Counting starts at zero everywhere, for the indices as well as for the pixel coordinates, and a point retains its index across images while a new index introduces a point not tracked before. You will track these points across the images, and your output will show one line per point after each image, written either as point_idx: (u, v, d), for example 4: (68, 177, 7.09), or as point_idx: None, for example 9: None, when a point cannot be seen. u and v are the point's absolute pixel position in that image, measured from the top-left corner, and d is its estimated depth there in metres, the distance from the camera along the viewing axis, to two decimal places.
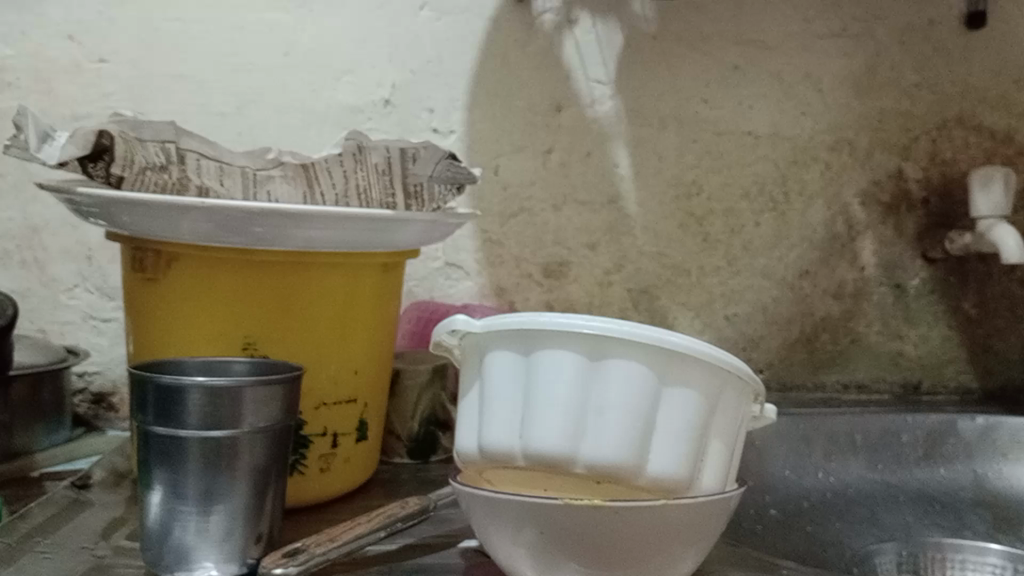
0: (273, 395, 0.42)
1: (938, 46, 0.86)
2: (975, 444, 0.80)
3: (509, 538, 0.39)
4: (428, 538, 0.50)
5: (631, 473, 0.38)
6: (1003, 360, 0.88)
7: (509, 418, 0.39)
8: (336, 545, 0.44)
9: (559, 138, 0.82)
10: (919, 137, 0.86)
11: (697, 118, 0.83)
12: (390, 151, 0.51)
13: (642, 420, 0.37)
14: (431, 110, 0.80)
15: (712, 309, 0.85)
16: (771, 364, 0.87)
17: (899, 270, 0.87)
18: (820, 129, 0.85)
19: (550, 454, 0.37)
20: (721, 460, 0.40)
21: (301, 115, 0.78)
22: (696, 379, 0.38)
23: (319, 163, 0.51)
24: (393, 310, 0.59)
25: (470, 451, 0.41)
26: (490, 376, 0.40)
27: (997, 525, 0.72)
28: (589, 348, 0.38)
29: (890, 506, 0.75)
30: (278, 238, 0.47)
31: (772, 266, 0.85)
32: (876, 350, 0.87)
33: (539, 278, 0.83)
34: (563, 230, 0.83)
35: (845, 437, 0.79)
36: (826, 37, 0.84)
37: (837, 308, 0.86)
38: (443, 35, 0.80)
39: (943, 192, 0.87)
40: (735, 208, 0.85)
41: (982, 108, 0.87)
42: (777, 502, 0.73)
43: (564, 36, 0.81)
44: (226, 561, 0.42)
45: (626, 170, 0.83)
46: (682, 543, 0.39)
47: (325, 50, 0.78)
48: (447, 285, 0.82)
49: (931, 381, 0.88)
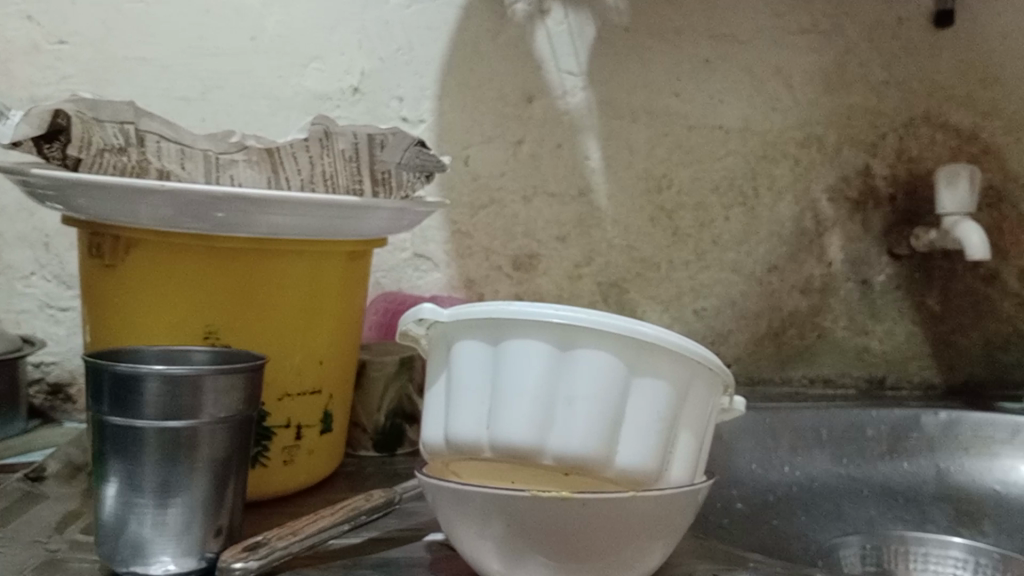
0: (235, 385, 0.41)
1: (906, 44, 0.86)
2: (938, 439, 0.80)
3: (475, 531, 0.38)
4: (393, 531, 0.49)
5: (600, 464, 0.37)
6: (965, 356, 0.89)
7: (476, 409, 0.38)
8: (299, 538, 0.43)
9: (530, 129, 0.81)
10: (886, 135, 0.87)
11: (668, 111, 0.83)
12: (358, 137, 0.50)
13: (612, 411, 0.37)
14: (400, 99, 0.79)
15: (681, 302, 0.85)
16: (739, 358, 0.87)
17: (865, 266, 0.87)
18: (789, 124, 0.85)
19: (518, 445, 0.37)
20: (690, 452, 0.40)
21: (267, 101, 0.77)
22: (667, 369, 0.38)
23: (283, 148, 0.49)
24: (360, 300, 0.58)
25: (437, 442, 0.40)
26: (457, 366, 0.40)
27: (959, 519, 0.73)
28: (559, 337, 0.37)
29: (854, 500, 0.75)
30: (242, 223, 0.46)
31: (741, 261, 0.86)
32: (842, 345, 0.88)
33: (509, 270, 0.82)
34: (533, 222, 0.82)
35: (811, 432, 0.80)
36: (797, 33, 0.85)
37: (804, 303, 0.87)
38: (413, 23, 0.79)
39: (909, 189, 0.88)
40: (705, 202, 0.85)
41: (948, 106, 0.88)
42: (744, 496, 0.74)
43: (535, 27, 0.80)
44: (183, 555, 0.41)
45: (598, 162, 0.83)
46: (650, 535, 0.38)
47: (293, 35, 0.77)
48: (415, 276, 0.81)
49: (895, 376, 0.89)
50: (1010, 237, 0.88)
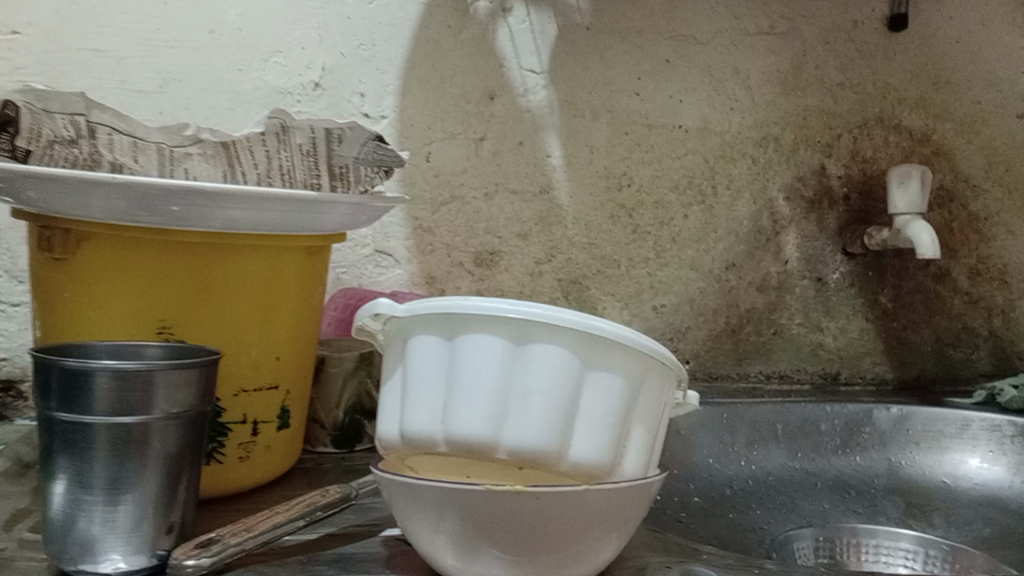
0: (187, 380, 0.40)
1: (861, 47, 0.88)
2: (890, 434, 0.82)
3: (429, 526, 0.39)
4: (349, 527, 0.49)
5: (554, 458, 0.37)
6: (917, 353, 0.91)
7: (431, 404, 0.38)
8: (253, 535, 0.42)
9: (492, 126, 0.81)
10: (842, 135, 0.89)
11: (629, 110, 0.84)
12: (315, 132, 0.50)
13: (565, 407, 0.37)
14: (361, 94, 0.79)
15: (641, 299, 0.86)
16: (697, 355, 0.88)
17: (820, 264, 0.89)
18: (747, 125, 0.87)
19: (473, 440, 0.37)
20: (643, 446, 0.40)
21: (227, 95, 0.76)
22: (620, 364, 0.39)
23: (239, 142, 0.49)
24: (318, 296, 0.58)
25: (392, 437, 0.40)
26: (413, 361, 0.40)
27: (909, 511, 0.74)
28: (514, 332, 0.38)
29: (808, 494, 0.77)
30: (197, 217, 0.46)
31: (699, 258, 0.87)
32: (798, 342, 0.90)
33: (470, 266, 0.82)
34: (494, 219, 0.82)
35: (767, 427, 0.81)
36: (755, 34, 0.86)
37: (761, 300, 0.88)
38: (375, 19, 0.79)
39: (863, 189, 0.90)
40: (665, 201, 0.86)
41: (901, 108, 0.90)
42: (702, 490, 0.75)
43: (498, 24, 0.81)
44: (134, 552, 0.40)
45: (559, 160, 0.83)
46: (603, 528, 0.39)
47: (252, 29, 0.76)
48: (377, 272, 0.80)
49: (848, 372, 0.91)
50: (960, 237, 0.90)
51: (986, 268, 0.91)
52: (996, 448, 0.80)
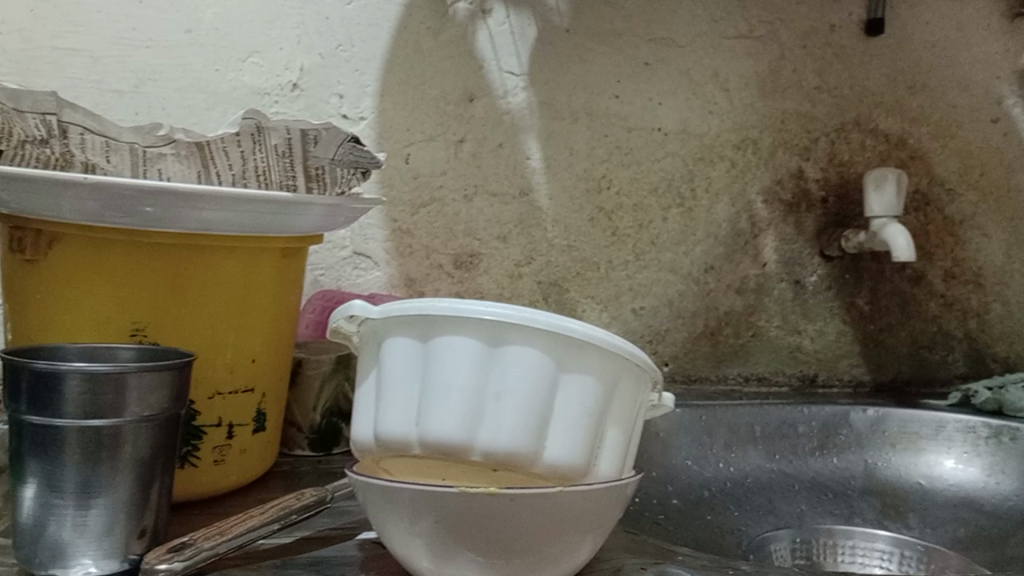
0: (161, 383, 0.40)
1: (838, 51, 0.89)
2: (866, 435, 0.83)
3: (404, 529, 0.38)
4: (325, 530, 0.49)
5: (528, 460, 0.37)
6: (893, 355, 0.92)
7: (405, 406, 0.38)
8: (226, 539, 0.42)
9: (471, 128, 0.81)
10: (819, 139, 0.90)
11: (608, 113, 0.84)
12: (291, 132, 0.49)
13: (539, 408, 0.37)
14: (340, 96, 0.78)
15: (620, 302, 0.86)
16: (676, 357, 0.88)
17: (798, 267, 0.90)
18: (726, 128, 0.87)
19: (447, 442, 0.37)
20: (617, 447, 0.40)
21: (203, 96, 0.75)
22: (595, 365, 0.39)
23: (213, 143, 0.49)
24: (294, 298, 0.57)
25: (367, 440, 0.40)
26: (388, 363, 0.40)
27: (886, 512, 0.75)
28: (488, 334, 0.38)
29: (786, 495, 0.77)
30: (171, 218, 0.46)
31: (678, 261, 0.87)
32: (776, 344, 0.90)
33: (449, 269, 0.82)
34: (473, 221, 0.82)
35: (745, 429, 0.81)
36: (733, 38, 0.87)
37: (740, 302, 0.89)
38: (354, 20, 0.78)
39: (840, 192, 0.90)
40: (644, 203, 0.86)
41: (877, 112, 0.91)
42: (680, 492, 0.75)
43: (477, 26, 0.81)
44: (105, 557, 0.40)
45: (538, 163, 0.83)
46: (578, 530, 0.39)
47: (230, 30, 0.76)
48: (355, 274, 0.80)
49: (826, 374, 0.92)
50: (936, 240, 0.91)
51: (962, 271, 0.92)
52: (971, 449, 0.81)
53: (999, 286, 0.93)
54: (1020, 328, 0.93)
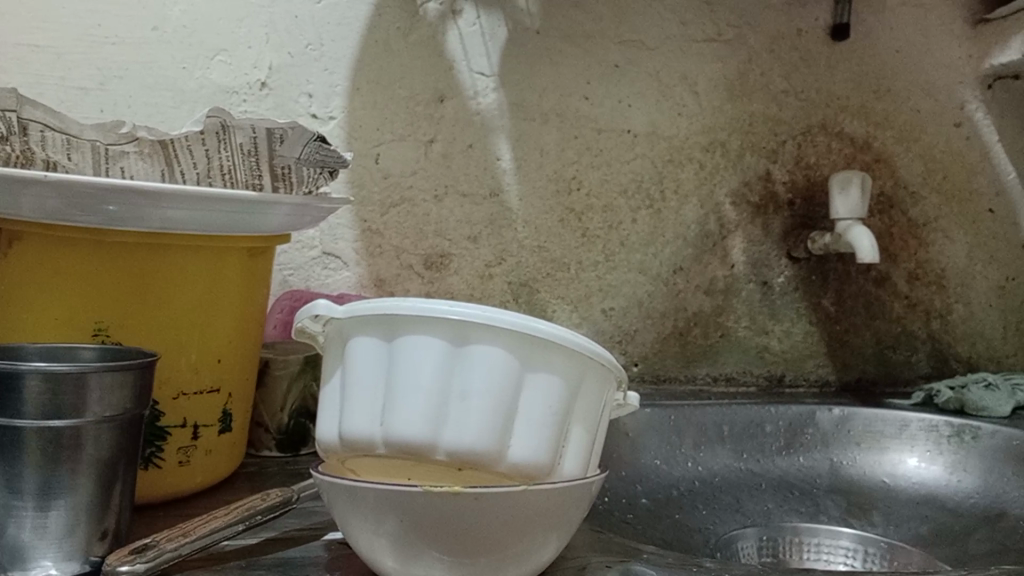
0: (123, 382, 0.40)
1: (804, 55, 0.91)
2: (832, 434, 0.84)
3: (369, 528, 0.38)
4: (291, 531, 0.49)
5: (492, 459, 0.37)
6: (858, 355, 0.93)
7: (370, 405, 0.38)
8: (190, 540, 0.41)
9: (441, 128, 0.81)
10: (786, 142, 0.91)
11: (578, 114, 0.85)
12: (257, 131, 0.49)
13: (504, 407, 0.37)
14: (309, 95, 0.78)
15: (590, 302, 0.86)
16: (645, 357, 0.89)
17: (766, 268, 0.91)
18: (694, 130, 0.88)
19: (412, 441, 0.37)
20: (582, 445, 0.41)
21: (170, 94, 0.75)
22: (560, 364, 0.39)
23: (178, 141, 0.48)
24: (261, 298, 0.57)
25: (332, 439, 0.40)
26: (352, 362, 0.39)
27: (850, 510, 0.76)
28: (453, 333, 0.38)
29: (753, 494, 0.78)
30: (135, 217, 0.45)
31: (647, 262, 0.88)
32: (744, 344, 0.91)
33: (419, 269, 0.82)
34: (444, 222, 0.82)
35: (713, 428, 0.82)
36: (702, 41, 0.88)
37: (708, 303, 0.89)
38: (324, 19, 0.78)
39: (806, 194, 0.92)
40: (614, 205, 0.86)
41: (843, 115, 0.92)
42: (649, 491, 0.76)
43: (447, 26, 0.81)
44: (66, 559, 0.39)
45: (509, 163, 0.83)
46: (543, 528, 0.39)
47: (198, 27, 0.75)
48: (324, 275, 0.79)
49: (793, 374, 0.93)
50: (900, 242, 0.93)
51: (925, 272, 0.93)
52: (934, 448, 0.82)
53: (961, 288, 0.94)
54: (982, 328, 0.95)
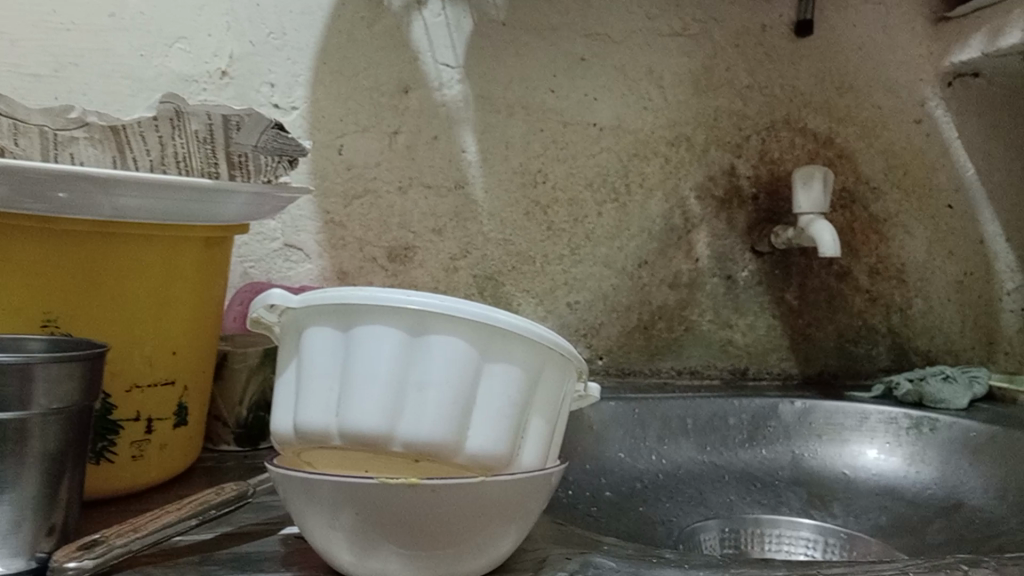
0: (70, 373, 0.39)
1: (769, 51, 0.91)
2: (793, 427, 0.85)
3: (325, 522, 0.38)
4: (247, 526, 0.48)
5: (449, 451, 0.37)
6: (820, 349, 0.94)
7: (325, 397, 0.37)
8: (140, 536, 0.40)
9: (406, 120, 0.80)
10: (751, 137, 0.91)
11: (543, 107, 0.84)
12: (212, 118, 0.47)
13: (461, 398, 0.37)
14: (271, 85, 0.77)
15: (555, 296, 0.86)
16: (610, 351, 0.88)
17: (730, 262, 0.91)
18: (660, 124, 0.88)
19: (367, 432, 0.36)
20: (542, 437, 0.40)
21: (128, 81, 0.73)
22: (519, 355, 0.38)
23: (131, 127, 0.47)
24: (218, 289, 0.56)
25: (286, 432, 0.39)
26: (308, 353, 0.39)
27: (811, 502, 0.77)
28: (411, 323, 0.37)
29: (716, 486, 0.79)
30: (85, 204, 0.44)
31: (613, 256, 0.88)
32: (708, 338, 0.91)
33: (383, 262, 0.81)
34: (408, 214, 0.81)
35: (677, 421, 0.83)
36: (667, 35, 0.88)
37: (673, 297, 0.90)
38: (285, 7, 0.77)
39: (770, 189, 0.92)
40: (579, 198, 0.86)
41: (806, 111, 0.93)
42: (612, 485, 0.76)
43: (412, 17, 0.80)
44: (11, 555, 0.38)
45: (474, 156, 0.83)
46: (502, 521, 0.38)
47: (156, 14, 0.73)
48: (286, 267, 0.78)
49: (756, 367, 0.93)
50: (861, 237, 0.94)
51: (886, 266, 0.95)
52: (893, 440, 0.83)
53: (920, 282, 0.96)
54: (940, 322, 0.97)
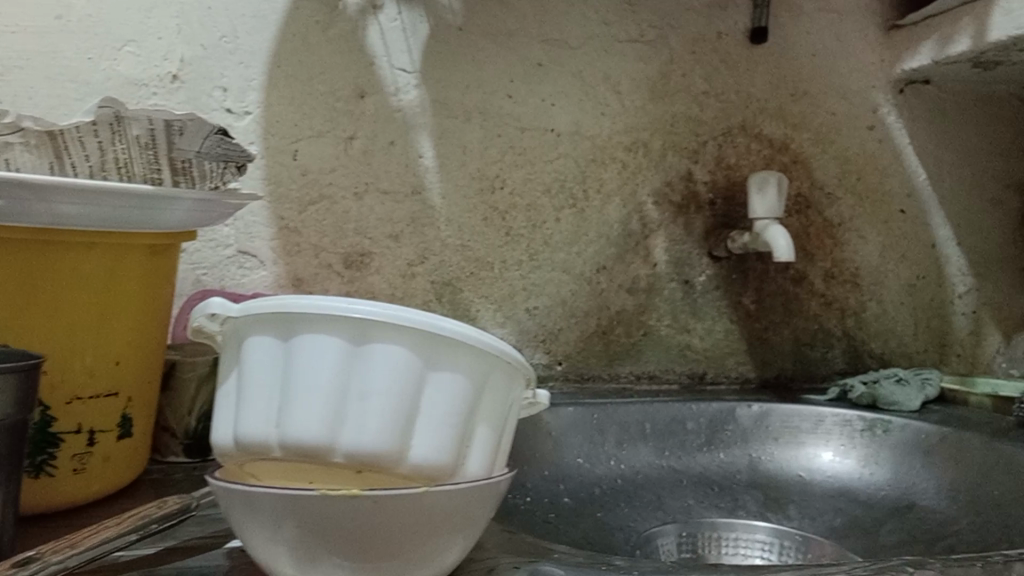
0: (2, 385, 0.37)
1: (725, 57, 0.92)
2: (751, 431, 0.86)
3: (266, 536, 0.37)
4: (191, 540, 0.47)
5: (392, 461, 0.36)
6: (777, 353, 0.95)
7: (265, 407, 0.37)
8: (77, 552, 0.39)
9: (362, 125, 0.80)
10: (707, 142, 0.92)
11: (501, 112, 0.84)
12: (154, 123, 0.46)
13: (404, 408, 0.36)
14: (224, 89, 0.76)
15: (513, 302, 0.86)
16: (570, 356, 0.88)
17: (687, 267, 0.92)
18: (617, 130, 0.89)
19: (307, 443, 0.36)
20: (487, 445, 0.40)
21: (75, 85, 0.71)
22: (464, 363, 0.38)
23: (69, 132, 0.45)
24: (165, 297, 0.55)
25: (226, 443, 0.38)
26: (248, 363, 0.38)
27: (768, 505, 0.77)
28: (352, 332, 0.37)
29: (674, 491, 0.79)
30: (20, 211, 0.43)
31: (571, 261, 0.88)
32: (666, 343, 0.92)
33: (339, 268, 0.80)
34: (364, 219, 0.80)
35: (635, 426, 0.83)
36: (625, 41, 0.88)
37: (631, 302, 0.90)
38: (238, 11, 0.76)
39: (727, 194, 0.93)
40: (537, 204, 0.86)
41: (762, 117, 0.94)
42: (571, 490, 0.75)
43: (368, 21, 0.80)
44: None
45: (431, 161, 0.82)
46: (448, 531, 0.38)
47: (105, 17, 0.72)
48: (239, 274, 0.76)
49: (714, 372, 0.94)
50: (816, 241, 0.95)
51: (840, 271, 0.96)
52: (847, 442, 0.84)
53: (874, 286, 0.97)
54: (894, 325, 0.98)
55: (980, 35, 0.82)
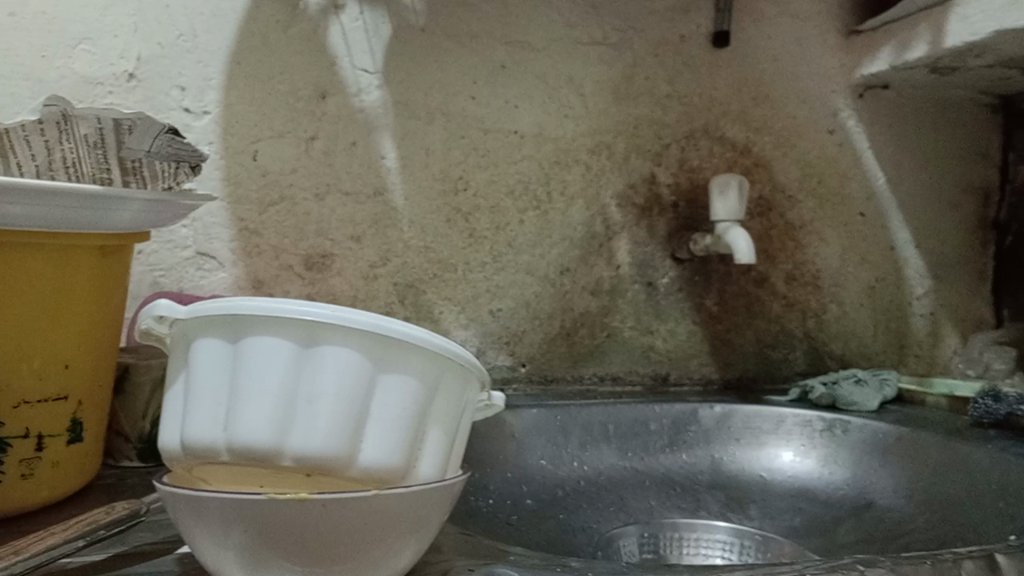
0: None
1: (687, 60, 0.93)
2: (713, 432, 0.86)
3: (214, 541, 0.36)
4: (143, 545, 0.46)
5: (341, 464, 0.36)
6: (739, 354, 0.96)
7: (213, 410, 0.36)
8: (22, 559, 0.38)
9: (323, 126, 0.79)
10: (670, 145, 0.93)
11: (464, 113, 0.84)
12: (103, 122, 0.46)
13: (355, 410, 0.36)
14: (182, 88, 0.75)
15: (477, 304, 0.86)
16: (534, 357, 0.88)
17: (650, 269, 0.92)
18: (581, 131, 0.89)
19: (255, 446, 0.35)
20: (440, 448, 0.40)
21: (28, 83, 0.70)
22: (416, 365, 0.38)
23: (14, 130, 0.44)
24: (117, 298, 0.54)
25: (174, 447, 0.38)
26: (196, 366, 0.37)
27: (729, 505, 0.77)
28: (301, 333, 0.36)
29: (636, 492, 0.79)
30: None
31: (534, 263, 0.88)
32: (630, 344, 0.92)
33: (300, 270, 0.79)
34: (325, 221, 0.80)
35: (598, 427, 0.83)
36: (588, 44, 0.89)
37: (595, 304, 0.90)
38: (196, 8, 0.75)
39: (689, 197, 0.94)
40: (501, 206, 0.86)
41: (724, 121, 0.95)
42: (533, 492, 0.75)
43: (329, 22, 0.79)
44: None
45: (393, 162, 0.82)
46: (399, 534, 0.38)
47: (59, 14, 0.71)
48: (198, 277, 0.75)
49: (677, 373, 0.94)
50: (778, 243, 0.96)
51: (801, 273, 0.97)
52: (808, 442, 0.85)
53: (834, 288, 0.98)
54: (854, 327, 0.99)
55: (936, 41, 0.83)
